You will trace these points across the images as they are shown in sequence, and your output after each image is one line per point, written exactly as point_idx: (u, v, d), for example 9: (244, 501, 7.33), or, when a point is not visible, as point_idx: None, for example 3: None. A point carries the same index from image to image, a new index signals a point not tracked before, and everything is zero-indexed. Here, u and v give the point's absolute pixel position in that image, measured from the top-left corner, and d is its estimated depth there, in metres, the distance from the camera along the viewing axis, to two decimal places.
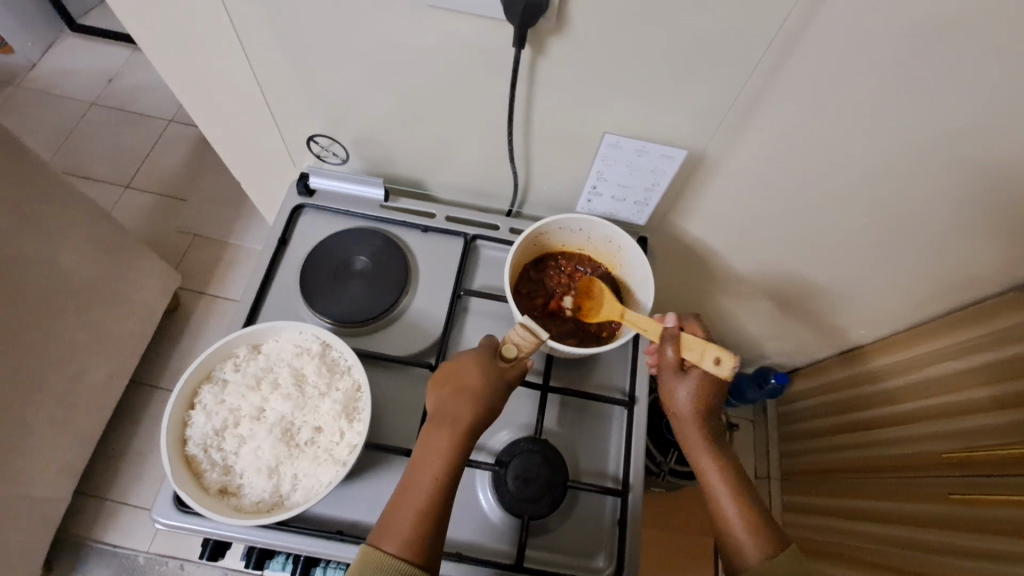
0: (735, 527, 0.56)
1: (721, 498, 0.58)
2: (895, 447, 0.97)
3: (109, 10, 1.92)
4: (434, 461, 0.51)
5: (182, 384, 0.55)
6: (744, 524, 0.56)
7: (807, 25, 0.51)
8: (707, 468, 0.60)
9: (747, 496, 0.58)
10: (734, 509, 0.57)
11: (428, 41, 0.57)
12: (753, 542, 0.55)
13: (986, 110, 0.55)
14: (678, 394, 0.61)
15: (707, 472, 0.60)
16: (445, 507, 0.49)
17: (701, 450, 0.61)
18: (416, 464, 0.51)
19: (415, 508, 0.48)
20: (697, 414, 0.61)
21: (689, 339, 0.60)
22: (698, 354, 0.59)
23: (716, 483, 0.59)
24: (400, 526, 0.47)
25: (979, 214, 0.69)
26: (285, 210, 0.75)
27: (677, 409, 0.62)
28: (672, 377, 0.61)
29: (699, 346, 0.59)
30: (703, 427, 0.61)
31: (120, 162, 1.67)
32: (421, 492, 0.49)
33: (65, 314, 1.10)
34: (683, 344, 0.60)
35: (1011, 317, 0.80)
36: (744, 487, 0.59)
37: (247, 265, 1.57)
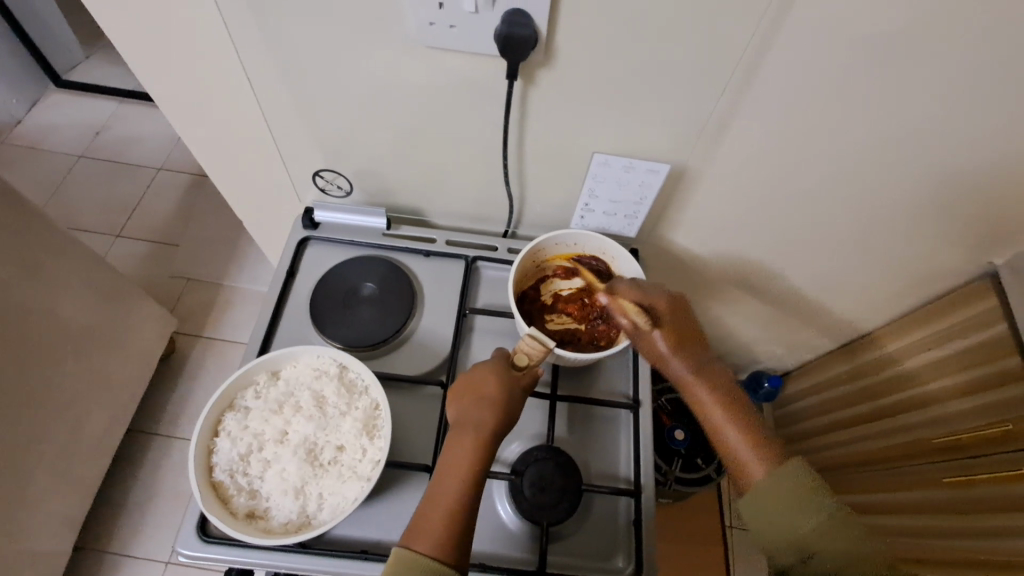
0: (738, 451, 0.60)
1: (721, 426, 0.62)
2: (888, 437, 1.01)
3: (93, 65, 1.96)
4: (460, 465, 0.54)
5: (207, 412, 0.57)
6: (745, 445, 0.60)
7: (768, 46, 0.57)
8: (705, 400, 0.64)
9: (744, 420, 0.62)
10: (735, 435, 0.61)
11: (427, 77, 0.62)
12: (755, 462, 0.58)
13: (932, 114, 0.62)
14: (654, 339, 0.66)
15: (701, 401, 0.64)
16: (472, 508, 0.52)
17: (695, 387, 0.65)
18: (443, 469, 0.54)
19: (443, 509, 0.51)
20: (676, 353, 0.65)
21: (624, 301, 0.67)
22: (634, 313, 0.66)
23: (715, 415, 0.63)
24: (432, 526, 0.50)
25: (940, 210, 0.75)
26: (292, 244, 0.78)
27: (657, 355, 0.66)
28: (646, 334, 0.66)
29: (629, 305, 0.67)
30: (690, 364, 0.65)
31: (110, 211, 1.69)
32: (450, 495, 0.52)
33: (65, 363, 1.10)
34: (624, 309, 0.67)
35: (978, 306, 0.85)
36: (742, 412, 0.63)
37: (241, 306, 1.58)
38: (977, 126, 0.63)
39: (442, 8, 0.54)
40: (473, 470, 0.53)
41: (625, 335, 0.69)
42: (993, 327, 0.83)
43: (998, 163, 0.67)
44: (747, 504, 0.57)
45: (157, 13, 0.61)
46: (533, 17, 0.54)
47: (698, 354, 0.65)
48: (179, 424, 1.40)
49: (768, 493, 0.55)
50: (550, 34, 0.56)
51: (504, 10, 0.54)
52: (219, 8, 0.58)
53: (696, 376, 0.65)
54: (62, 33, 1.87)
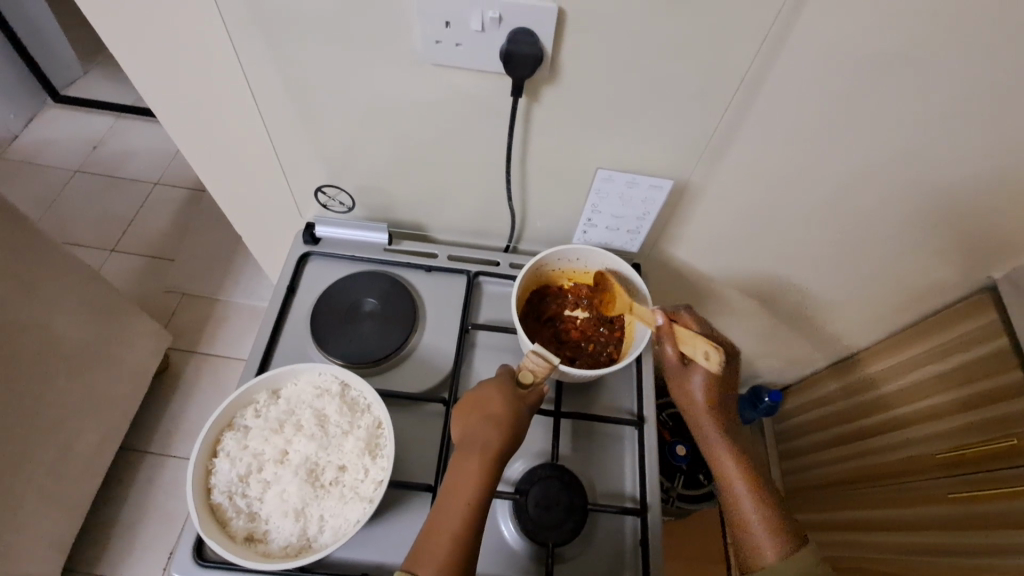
0: (745, 512, 0.59)
1: (734, 488, 0.61)
2: (890, 452, 1.00)
3: (92, 80, 1.97)
4: (466, 486, 0.53)
5: (205, 432, 0.56)
6: (755, 510, 0.59)
7: (770, 66, 0.57)
8: (721, 458, 0.63)
9: (764, 493, 0.60)
10: (750, 502, 0.60)
11: (431, 93, 0.62)
12: (771, 541, 0.57)
13: (932, 131, 0.63)
14: (691, 387, 0.64)
15: (718, 454, 0.63)
16: (476, 530, 0.51)
17: (713, 443, 0.64)
18: (448, 491, 0.53)
19: (447, 532, 0.50)
20: (707, 408, 0.64)
21: (684, 331, 0.64)
22: (692, 348, 0.64)
23: (731, 476, 0.61)
24: (436, 551, 0.49)
25: (939, 224, 0.75)
26: (292, 259, 0.77)
27: (691, 403, 0.65)
28: (680, 374, 0.65)
29: (692, 340, 0.63)
30: (717, 423, 0.64)
31: (105, 225, 1.68)
32: (455, 517, 0.51)
33: (57, 380, 1.09)
34: (679, 338, 0.64)
35: (979, 319, 0.85)
36: (758, 479, 0.61)
37: (237, 321, 1.56)
38: (975, 144, 0.63)
39: (449, 26, 0.54)
40: (478, 492, 0.53)
41: (664, 369, 0.67)
42: (992, 341, 0.83)
43: (996, 179, 0.67)
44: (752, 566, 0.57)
45: (164, 30, 0.61)
46: (539, 35, 0.54)
47: (725, 414, 0.65)
48: (172, 442, 1.37)
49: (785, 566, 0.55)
50: (555, 52, 0.56)
51: (511, 28, 0.54)
52: (227, 26, 0.58)
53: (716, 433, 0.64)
54: (61, 49, 1.88)
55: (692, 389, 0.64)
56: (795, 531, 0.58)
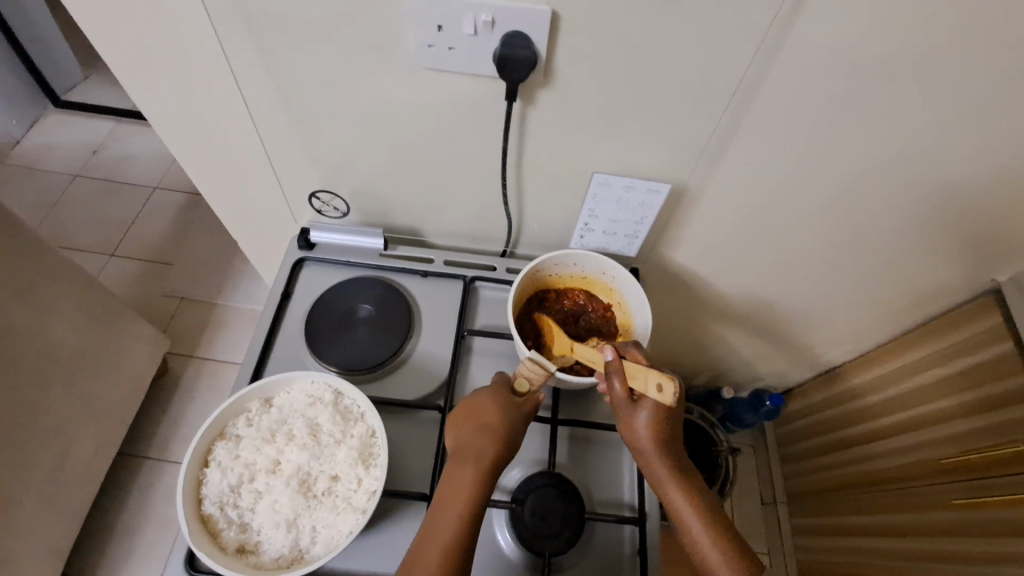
0: (705, 552, 0.55)
1: (692, 529, 0.56)
2: (893, 457, 0.99)
3: (93, 85, 1.97)
4: (460, 498, 0.52)
5: (196, 442, 0.55)
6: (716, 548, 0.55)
7: (768, 68, 0.57)
8: (672, 496, 0.58)
9: (721, 528, 0.56)
10: (708, 541, 0.55)
11: (425, 98, 0.62)
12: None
13: (932, 134, 0.62)
14: (638, 424, 0.59)
15: (670, 493, 0.58)
16: (469, 544, 0.50)
17: (664, 482, 0.59)
18: (441, 503, 0.52)
19: (440, 546, 0.49)
20: (656, 444, 0.59)
21: (633, 365, 0.59)
22: (642, 382, 0.58)
23: (686, 515, 0.57)
24: (426, 564, 0.48)
25: (940, 227, 0.74)
26: (287, 265, 0.77)
27: (638, 441, 0.59)
28: (628, 411, 0.59)
29: (642, 373, 0.58)
30: (666, 459, 0.59)
31: (105, 230, 1.68)
32: (448, 530, 0.50)
33: (55, 385, 1.08)
34: (628, 373, 0.59)
35: (983, 321, 0.84)
36: (713, 511, 0.57)
37: (236, 326, 1.56)
38: (975, 147, 0.63)
39: (441, 30, 0.54)
40: (471, 504, 0.52)
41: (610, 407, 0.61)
42: (996, 345, 0.82)
43: (999, 181, 0.66)
44: None
45: (154, 36, 0.60)
46: (533, 39, 0.54)
47: (672, 446, 0.60)
48: (170, 448, 1.37)
49: None
50: (550, 55, 0.56)
51: (505, 32, 0.54)
52: (218, 31, 0.58)
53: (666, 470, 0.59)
54: (61, 55, 1.88)
55: (637, 428, 0.59)
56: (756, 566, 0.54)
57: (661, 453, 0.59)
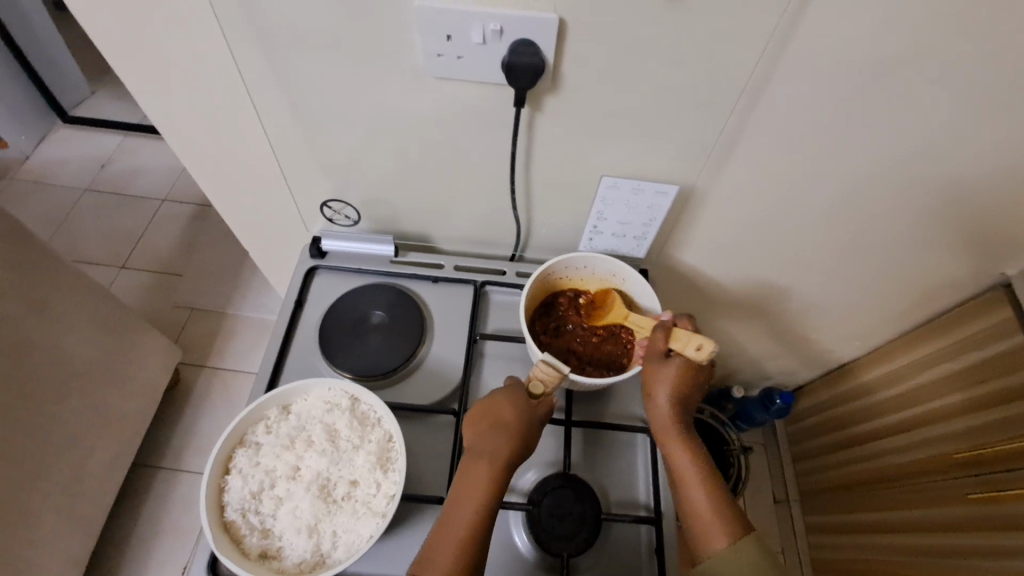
0: (697, 501, 0.58)
1: (691, 488, 0.59)
2: (907, 453, 0.99)
3: (99, 101, 2.00)
4: (474, 494, 0.54)
5: (217, 450, 0.56)
6: (707, 502, 0.58)
7: (773, 69, 0.57)
8: (680, 458, 0.61)
9: (717, 487, 0.59)
10: (701, 493, 0.58)
11: (434, 106, 0.62)
12: (721, 530, 0.56)
13: (936, 131, 0.62)
14: (661, 380, 0.64)
15: (674, 448, 0.62)
16: (483, 539, 0.53)
17: (675, 444, 0.62)
18: (456, 500, 0.54)
19: (455, 539, 0.52)
20: (673, 402, 0.63)
21: (680, 330, 0.64)
22: (682, 343, 0.63)
23: (689, 477, 0.60)
24: (442, 557, 0.51)
25: (948, 221, 0.74)
26: (300, 273, 0.78)
27: (656, 395, 0.64)
28: (657, 369, 0.64)
29: (685, 335, 0.62)
30: (677, 416, 0.63)
31: (115, 243, 1.70)
32: (463, 525, 0.52)
33: (70, 398, 1.09)
34: (673, 333, 0.64)
35: (995, 314, 0.84)
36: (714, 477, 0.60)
37: (246, 335, 1.57)
38: (981, 142, 0.63)
39: (451, 40, 0.55)
40: (485, 501, 0.54)
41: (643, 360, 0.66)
42: (1009, 338, 0.82)
43: (1006, 175, 0.66)
44: (704, 560, 0.56)
45: (168, 51, 0.62)
46: (540, 46, 0.54)
47: (689, 418, 0.64)
48: (184, 457, 1.38)
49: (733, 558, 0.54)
50: (556, 62, 0.56)
51: (512, 40, 0.54)
52: (230, 44, 0.59)
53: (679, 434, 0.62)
54: (69, 71, 1.91)
55: (660, 386, 0.63)
56: (743, 523, 0.57)
57: (674, 411, 0.63)
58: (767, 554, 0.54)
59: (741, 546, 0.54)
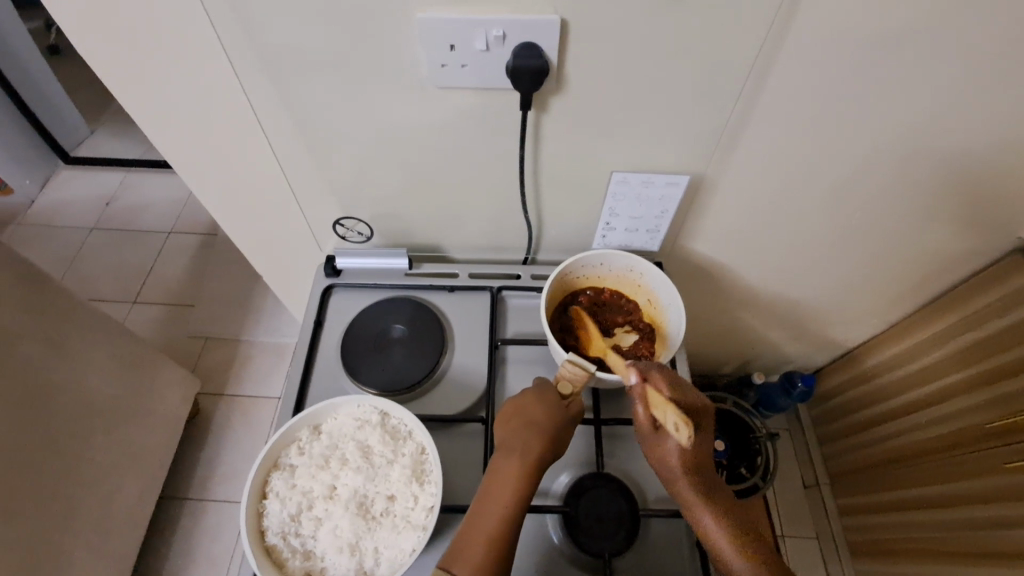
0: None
1: (731, 564, 0.52)
2: (938, 426, 0.98)
3: (100, 140, 2.02)
4: (506, 488, 0.54)
5: (254, 474, 0.56)
6: (752, 574, 0.51)
7: (777, 52, 0.57)
8: (710, 528, 0.54)
9: (756, 552, 0.52)
10: (741, 566, 0.52)
11: (439, 116, 0.63)
12: None
13: (945, 101, 0.62)
14: (665, 451, 0.56)
15: (700, 519, 0.55)
16: (514, 534, 0.52)
17: (701, 514, 0.55)
18: (487, 496, 0.53)
19: (486, 533, 0.51)
20: (685, 469, 0.56)
21: (654, 395, 0.56)
22: (661, 413, 0.55)
23: (722, 545, 0.53)
24: (472, 551, 0.49)
25: (962, 190, 0.74)
26: (316, 293, 0.78)
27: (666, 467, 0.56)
28: (653, 441, 0.57)
29: (661, 406, 0.55)
30: (693, 480, 0.56)
31: (125, 278, 1.71)
32: (492, 519, 0.52)
33: (95, 435, 1.10)
34: (651, 401, 0.56)
35: (1013, 280, 0.83)
36: (751, 540, 0.53)
37: (261, 360, 1.57)
38: (991, 107, 0.62)
39: (454, 49, 0.55)
40: (516, 496, 0.53)
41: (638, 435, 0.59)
42: None
43: (1018, 140, 0.66)
44: None
45: (176, 84, 0.63)
46: (543, 49, 0.55)
47: (706, 475, 0.57)
48: (210, 486, 1.38)
49: None
50: (560, 63, 0.57)
51: (516, 44, 0.55)
52: (238, 72, 0.60)
53: (700, 501, 0.55)
54: (68, 112, 1.93)
55: (665, 453, 0.56)
56: None
57: (689, 480, 0.56)
58: None
59: None
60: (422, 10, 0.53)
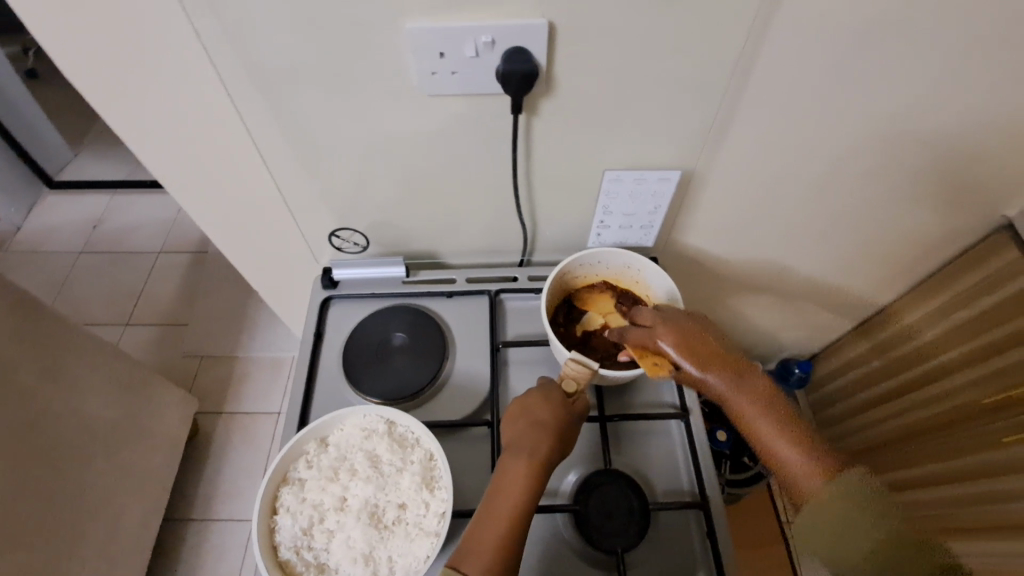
0: (779, 450, 0.56)
1: (776, 447, 0.56)
2: (934, 404, 0.99)
3: (83, 162, 2.00)
4: (515, 488, 0.54)
5: (263, 490, 0.57)
6: (792, 448, 0.55)
7: (760, 47, 0.58)
8: (754, 419, 0.58)
9: (794, 428, 0.57)
10: (780, 442, 0.56)
11: (430, 124, 0.63)
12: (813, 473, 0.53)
13: (925, 86, 0.63)
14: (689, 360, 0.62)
15: (738, 406, 0.59)
16: (523, 533, 0.52)
17: (743, 405, 0.59)
18: (495, 496, 0.54)
19: (496, 533, 0.51)
20: (714, 365, 0.60)
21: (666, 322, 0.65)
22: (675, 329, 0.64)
23: (761, 426, 0.57)
24: (480, 552, 0.50)
25: (946, 171, 0.75)
26: (315, 306, 0.78)
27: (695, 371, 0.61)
28: (673, 360, 0.63)
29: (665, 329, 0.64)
30: (726, 373, 0.60)
31: (116, 301, 1.69)
32: (502, 519, 0.52)
33: (96, 460, 1.09)
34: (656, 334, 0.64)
35: (1001, 258, 0.85)
36: (791, 424, 0.57)
37: (259, 376, 1.56)
38: (969, 90, 0.64)
39: (443, 57, 0.56)
40: (525, 496, 0.53)
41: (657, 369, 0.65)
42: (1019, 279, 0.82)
43: (997, 121, 0.68)
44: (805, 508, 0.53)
45: (166, 105, 0.63)
46: (531, 53, 0.55)
47: (739, 367, 0.61)
48: (213, 506, 1.37)
49: (836, 502, 0.51)
50: (548, 66, 0.57)
51: (505, 49, 0.55)
52: (228, 89, 0.60)
53: (741, 393, 0.59)
54: (49, 137, 1.91)
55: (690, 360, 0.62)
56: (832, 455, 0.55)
57: (723, 373, 0.60)
58: (867, 486, 0.52)
59: (838, 488, 0.52)
60: (409, 20, 0.53)
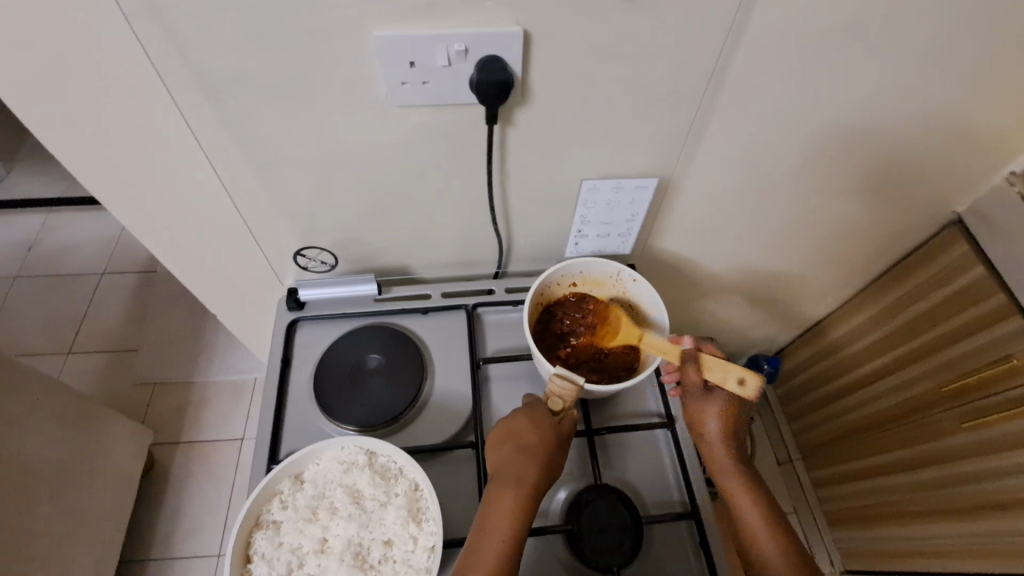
0: (752, 524, 0.60)
1: (761, 542, 0.59)
2: (896, 395, 1.03)
3: (13, 181, 1.85)
4: (503, 522, 0.52)
5: (234, 539, 0.53)
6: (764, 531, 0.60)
7: (733, 55, 0.58)
8: (745, 511, 0.61)
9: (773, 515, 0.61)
10: (756, 520, 0.60)
11: (400, 136, 0.60)
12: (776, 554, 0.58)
13: (886, 89, 0.65)
14: (706, 417, 0.65)
15: (727, 480, 0.63)
16: (515, 568, 0.51)
17: (730, 479, 0.63)
18: (484, 531, 0.52)
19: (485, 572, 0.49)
20: (725, 438, 0.64)
21: (711, 359, 0.61)
22: (721, 375, 0.60)
23: (741, 502, 0.62)
24: None
25: (903, 171, 0.78)
26: (280, 330, 0.73)
27: (704, 432, 0.65)
28: (700, 402, 0.65)
29: (718, 370, 0.60)
30: (729, 451, 0.64)
31: (56, 328, 1.57)
32: (490, 556, 0.50)
33: (42, 506, 1.00)
34: (703, 364, 0.61)
35: (954, 251, 0.88)
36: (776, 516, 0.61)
37: (218, 401, 1.47)
38: (926, 92, 0.66)
39: (413, 66, 0.53)
40: (514, 529, 0.52)
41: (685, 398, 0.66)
42: (971, 270, 0.86)
43: (949, 122, 0.71)
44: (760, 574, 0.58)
45: (108, 121, 0.57)
46: (506, 61, 0.54)
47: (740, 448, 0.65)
48: (175, 543, 1.28)
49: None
50: (523, 75, 0.56)
51: (478, 59, 0.53)
52: (179, 104, 0.55)
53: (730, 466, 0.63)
54: None
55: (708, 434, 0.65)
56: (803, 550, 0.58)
57: (727, 448, 0.64)
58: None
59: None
60: (377, 28, 0.50)
